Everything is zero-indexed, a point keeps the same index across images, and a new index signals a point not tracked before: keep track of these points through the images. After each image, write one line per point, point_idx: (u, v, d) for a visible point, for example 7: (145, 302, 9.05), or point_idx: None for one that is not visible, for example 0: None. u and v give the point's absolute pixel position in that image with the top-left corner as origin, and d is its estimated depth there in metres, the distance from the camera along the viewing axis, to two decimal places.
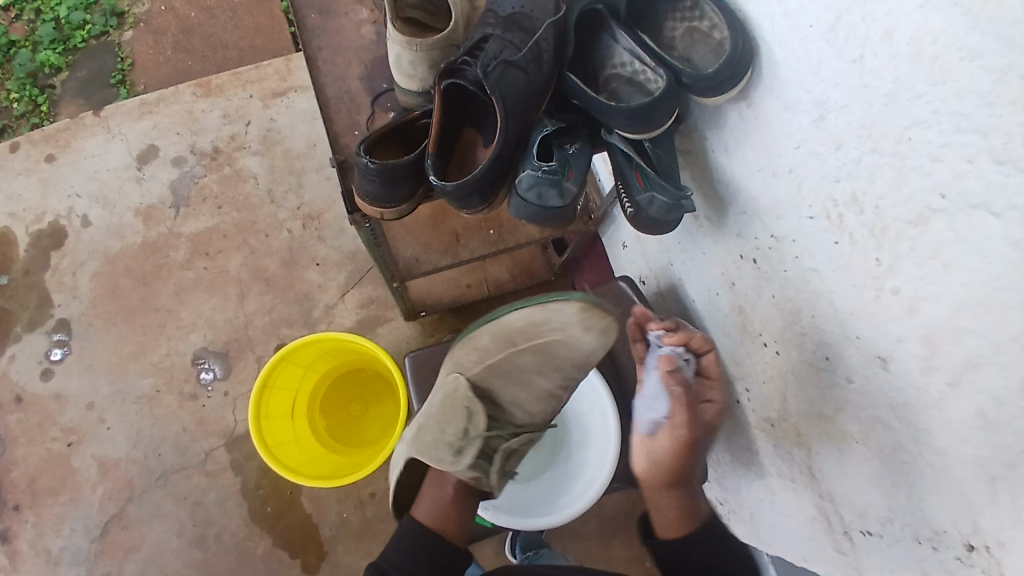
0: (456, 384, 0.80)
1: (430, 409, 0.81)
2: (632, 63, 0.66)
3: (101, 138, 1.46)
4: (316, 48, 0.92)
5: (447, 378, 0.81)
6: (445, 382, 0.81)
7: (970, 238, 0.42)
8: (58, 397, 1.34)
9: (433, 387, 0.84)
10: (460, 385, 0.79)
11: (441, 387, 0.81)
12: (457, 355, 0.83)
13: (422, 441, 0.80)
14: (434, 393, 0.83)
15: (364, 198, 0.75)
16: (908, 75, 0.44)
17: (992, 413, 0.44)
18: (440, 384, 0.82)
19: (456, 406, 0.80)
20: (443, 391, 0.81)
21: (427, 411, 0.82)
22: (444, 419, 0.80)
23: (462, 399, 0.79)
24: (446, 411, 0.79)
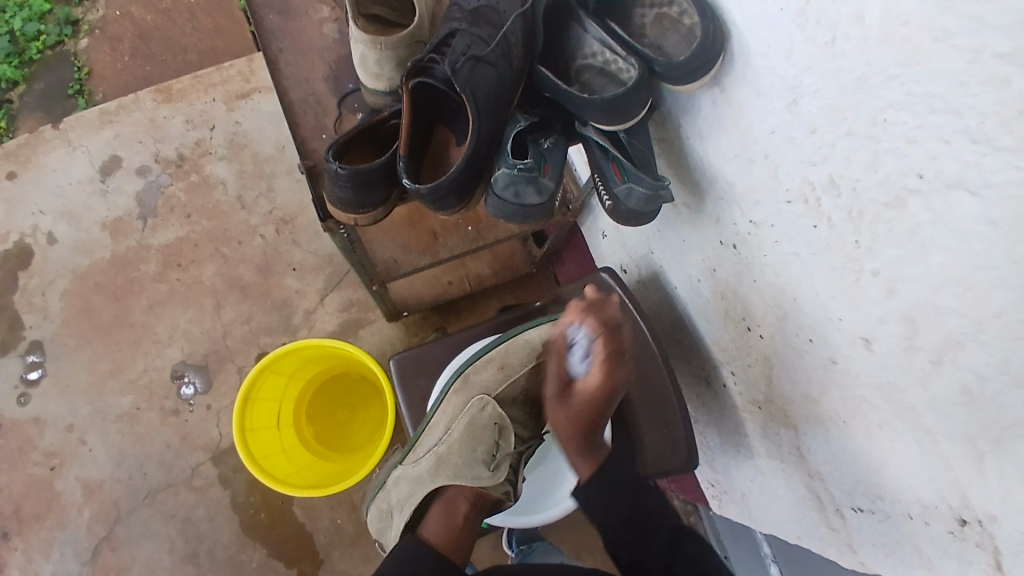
0: (484, 403, 0.81)
1: (453, 437, 0.79)
2: (603, 53, 0.65)
3: (63, 152, 1.42)
4: (277, 51, 0.90)
5: (471, 403, 0.81)
6: (467, 408, 0.81)
7: (948, 218, 0.42)
8: (37, 420, 1.30)
9: (444, 420, 0.82)
10: (489, 405, 0.81)
11: (463, 414, 0.81)
12: (472, 376, 0.82)
13: (452, 465, 0.77)
14: (453, 423, 0.81)
15: (336, 205, 0.74)
16: (878, 58, 0.44)
17: (976, 390, 0.44)
18: (458, 413, 0.81)
19: (483, 426, 0.80)
20: (467, 417, 0.80)
21: (450, 441, 0.79)
22: (473, 443, 0.79)
23: (489, 419, 0.81)
24: (474, 430, 0.79)
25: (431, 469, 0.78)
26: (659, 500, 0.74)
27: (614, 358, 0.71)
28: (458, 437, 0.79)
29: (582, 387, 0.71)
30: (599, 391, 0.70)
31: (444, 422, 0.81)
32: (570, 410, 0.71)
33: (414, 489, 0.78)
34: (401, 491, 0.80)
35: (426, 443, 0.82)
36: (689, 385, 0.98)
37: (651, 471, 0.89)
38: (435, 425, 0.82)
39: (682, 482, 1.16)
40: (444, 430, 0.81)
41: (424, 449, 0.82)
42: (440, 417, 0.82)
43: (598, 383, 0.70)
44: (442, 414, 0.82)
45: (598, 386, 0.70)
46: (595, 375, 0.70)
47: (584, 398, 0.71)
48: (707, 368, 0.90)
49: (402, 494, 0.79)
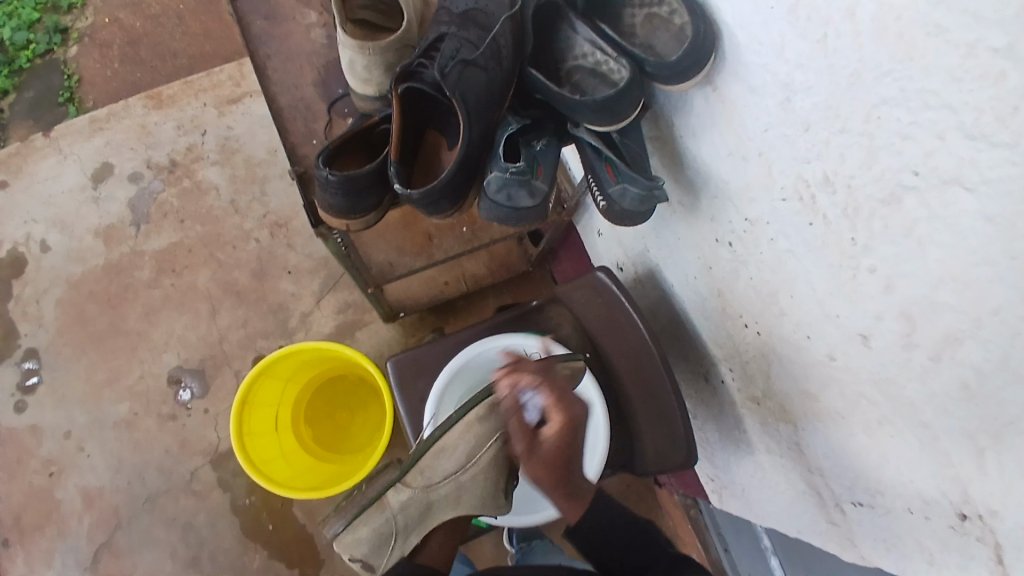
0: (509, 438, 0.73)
1: (480, 469, 0.73)
2: (594, 53, 0.65)
3: (54, 160, 1.40)
4: (265, 55, 0.89)
5: (502, 438, 0.72)
6: (496, 441, 0.72)
7: (944, 214, 0.42)
8: (34, 430, 1.30)
9: (466, 447, 0.72)
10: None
11: (492, 446, 0.72)
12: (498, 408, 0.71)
13: (477, 496, 0.75)
14: (478, 453, 0.72)
15: (328, 211, 0.73)
16: (872, 55, 0.43)
17: (975, 384, 0.44)
18: (484, 442, 0.72)
19: (506, 456, 0.74)
20: (495, 450, 0.73)
21: (475, 473, 0.73)
22: (496, 475, 0.75)
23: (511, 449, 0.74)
24: (501, 462, 0.74)
25: (452, 497, 0.74)
26: (649, 534, 0.76)
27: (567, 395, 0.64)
28: (483, 468, 0.73)
29: (553, 432, 0.62)
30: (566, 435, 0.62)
31: (467, 450, 0.72)
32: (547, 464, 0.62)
33: (428, 514, 0.74)
34: (408, 515, 0.72)
35: (439, 467, 0.73)
36: (687, 381, 0.98)
37: (651, 468, 0.90)
38: (453, 449, 0.72)
39: (682, 477, 1.17)
40: (466, 457, 0.72)
41: (437, 473, 0.73)
42: (461, 442, 0.72)
43: (563, 424, 0.62)
44: (462, 439, 0.72)
45: (564, 429, 0.62)
46: (556, 418, 0.62)
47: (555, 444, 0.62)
48: (705, 365, 0.90)
49: (411, 519, 0.72)
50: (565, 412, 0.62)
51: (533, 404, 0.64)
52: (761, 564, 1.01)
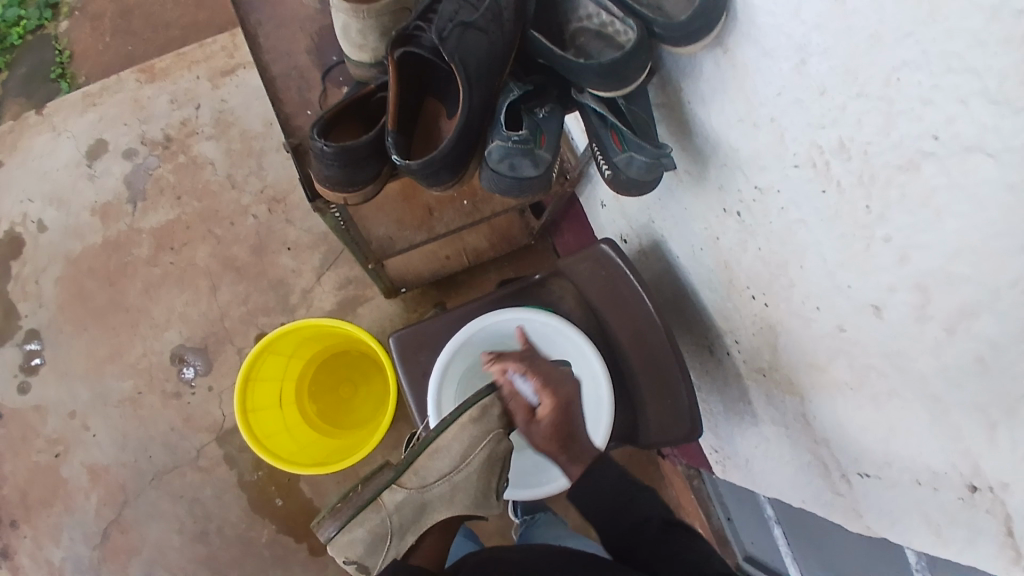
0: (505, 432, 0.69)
1: (476, 468, 0.67)
2: (599, 14, 0.62)
3: (46, 136, 1.38)
4: (257, 22, 0.86)
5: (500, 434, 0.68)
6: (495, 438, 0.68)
7: (964, 182, 0.40)
8: (38, 408, 1.30)
9: (463, 444, 0.67)
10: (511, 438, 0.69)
11: (490, 447, 0.68)
12: (491, 408, 0.68)
13: (472, 496, 0.69)
14: (474, 450, 0.67)
15: (324, 183, 0.71)
16: (892, 15, 0.41)
17: (989, 357, 0.43)
18: (480, 442, 0.67)
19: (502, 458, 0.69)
20: (492, 447, 0.68)
21: (470, 471, 0.67)
22: (492, 475, 0.69)
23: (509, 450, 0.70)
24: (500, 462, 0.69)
25: (447, 497, 0.68)
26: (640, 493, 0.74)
27: (554, 381, 0.69)
28: (483, 467, 0.68)
29: (546, 410, 0.67)
30: (557, 413, 0.67)
31: (463, 447, 0.67)
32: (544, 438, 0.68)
33: (423, 514, 0.67)
34: (403, 516, 0.65)
35: (434, 465, 0.67)
36: (691, 353, 0.98)
37: (655, 440, 0.89)
38: (449, 447, 0.67)
39: (685, 448, 1.17)
40: (462, 456, 0.67)
41: (432, 471, 0.67)
42: (457, 440, 0.67)
43: (554, 405, 0.68)
44: (458, 436, 0.67)
45: (557, 408, 0.68)
46: (545, 400, 0.67)
47: (550, 422, 0.68)
48: (710, 338, 0.89)
49: (406, 518, 0.65)
50: (552, 395, 0.68)
51: (526, 390, 0.68)
52: (763, 533, 1.02)
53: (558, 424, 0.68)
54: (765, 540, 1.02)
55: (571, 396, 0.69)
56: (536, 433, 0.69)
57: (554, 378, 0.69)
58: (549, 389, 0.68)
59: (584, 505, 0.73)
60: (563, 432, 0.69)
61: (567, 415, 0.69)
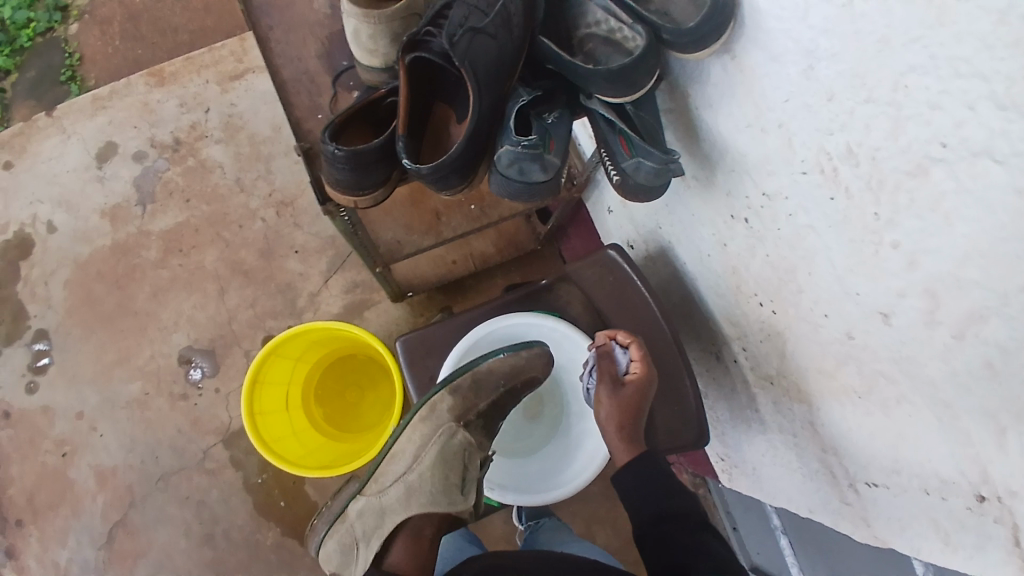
0: (455, 430, 0.80)
1: (425, 464, 0.78)
2: (608, 20, 0.63)
3: (57, 140, 1.39)
4: (267, 27, 0.87)
5: (443, 430, 0.79)
6: (435, 437, 0.79)
7: (973, 187, 0.40)
8: (46, 410, 1.31)
9: (412, 447, 0.80)
10: (460, 432, 0.79)
11: (432, 446, 0.79)
12: (439, 405, 0.80)
13: (428, 492, 0.76)
14: (424, 449, 0.79)
15: (335, 187, 0.72)
16: (901, 20, 0.41)
17: (999, 363, 0.43)
18: (428, 439, 0.79)
19: (450, 453, 0.79)
20: (438, 443, 0.79)
21: (422, 468, 0.78)
22: (444, 471, 0.78)
23: (455, 446, 0.79)
24: (445, 459, 0.78)
25: (402, 497, 0.77)
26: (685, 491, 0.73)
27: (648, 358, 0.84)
28: (429, 465, 0.78)
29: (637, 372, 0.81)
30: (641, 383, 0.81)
31: (412, 449, 0.79)
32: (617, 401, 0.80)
33: (382, 519, 0.76)
34: (365, 523, 0.78)
35: (390, 472, 0.80)
36: (698, 358, 0.98)
37: (662, 446, 0.88)
38: (401, 453, 0.80)
39: (692, 455, 1.17)
40: (412, 457, 0.79)
41: (388, 478, 0.80)
42: (406, 445, 0.80)
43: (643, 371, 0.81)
44: (409, 442, 0.80)
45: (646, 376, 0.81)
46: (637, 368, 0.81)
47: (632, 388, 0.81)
48: (717, 343, 0.89)
49: (367, 525, 0.77)
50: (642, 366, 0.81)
51: (623, 356, 0.83)
52: (770, 541, 1.02)
53: (639, 391, 0.81)
54: (772, 549, 1.02)
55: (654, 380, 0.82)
56: (620, 394, 0.81)
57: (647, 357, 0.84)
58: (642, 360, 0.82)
59: (626, 492, 0.75)
60: (637, 404, 0.80)
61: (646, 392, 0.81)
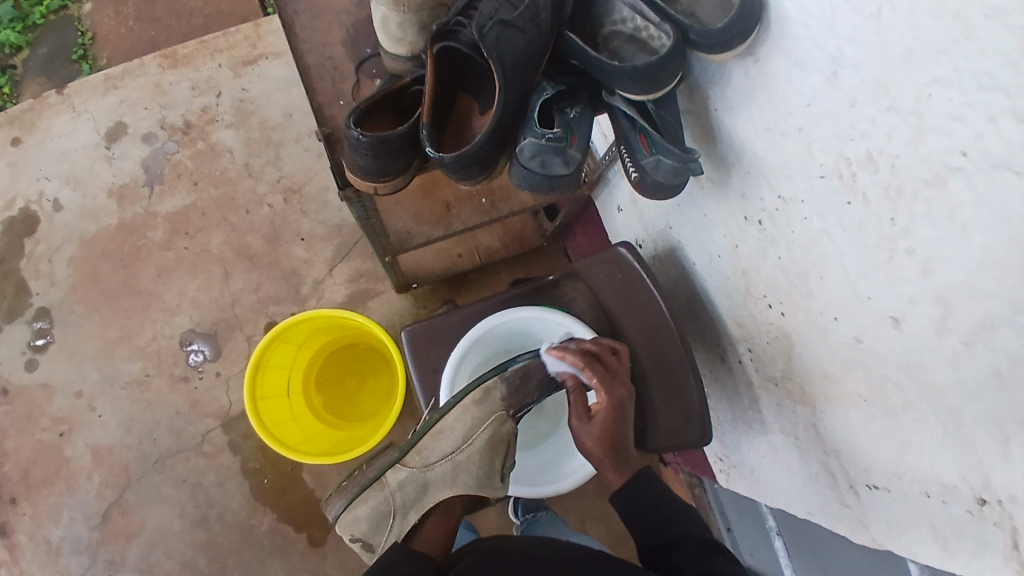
0: (504, 418, 0.79)
1: (475, 448, 0.77)
2: (633, 19, 0.63)
3: (67, 116, 1.39)
4: (294, 12, 0.87)
5: (496, 417, 0.78)
6: (487, 421, 0.78)
7: (991, 198, 0.41)
8: (45, 387, 1.31)
9: (462, 427, 0.77)
10: (510, 422, 0.79)
11: (482, 430, 0.77)
12: (492, 391, 0.78)
13: (475, 475, 0.76)
14: (474, 432, 0.77)
15: (357, 172, 0.73)
16: (928, 31, 0.42)
17: (1006, 371, 0.44)
18: (479, 423, 0.77)
19: (497, 441, 0.78)
20: (489, 429, 0.77)
21: (471, 451, 0.77)
22: (492, 455, 0.78)
23: (502, 435, 0.78)
24: (492, 445, 0.78)
25: (448, 475, 0.76)
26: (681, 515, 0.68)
27: (610, 378, 0.75)
28: (478, 449, 0.77)
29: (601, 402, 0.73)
30: (611, 410, 0.73)
31: (462, 430, 0.77)
32: (596, 434, 0.72)
33: (424, 494, 0.76)
34: (405, 494, 0.75)
35: (436, 447, 0.78)
36: (704, 360, 0.99)
37: (663, 445, 0.89)
38: (450, 430, 0.77)
39: (689, 456, 1.17)
40: (462, 437, 0.77)
41: (434, 453, 0.78)
42: (456, 423, 0.77)
43: (609, 401, 0.73)
44: (459, 420, 0.77)
45: (611, 405, 0.73)
46: (602, 397, 0.73)
47: (602, 419, 0.73)
48: (722, 345, 0.90)
49: (408, 497, 0.75)
50: (610, 393, 0.74)
51: (562, 366, 0.76)
52: (763, 542, 1.03)
53: (612, 422, 0.73)
54: (764, 550, 1.03)
55: (624, 399, 0.75)
56: (588, 429, 0.73)
57: (612, 374, 0.76)
58: (605, 387, 0.74)
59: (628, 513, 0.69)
60: (614, 432, 0.73)
61: (619, 417, 0.74)
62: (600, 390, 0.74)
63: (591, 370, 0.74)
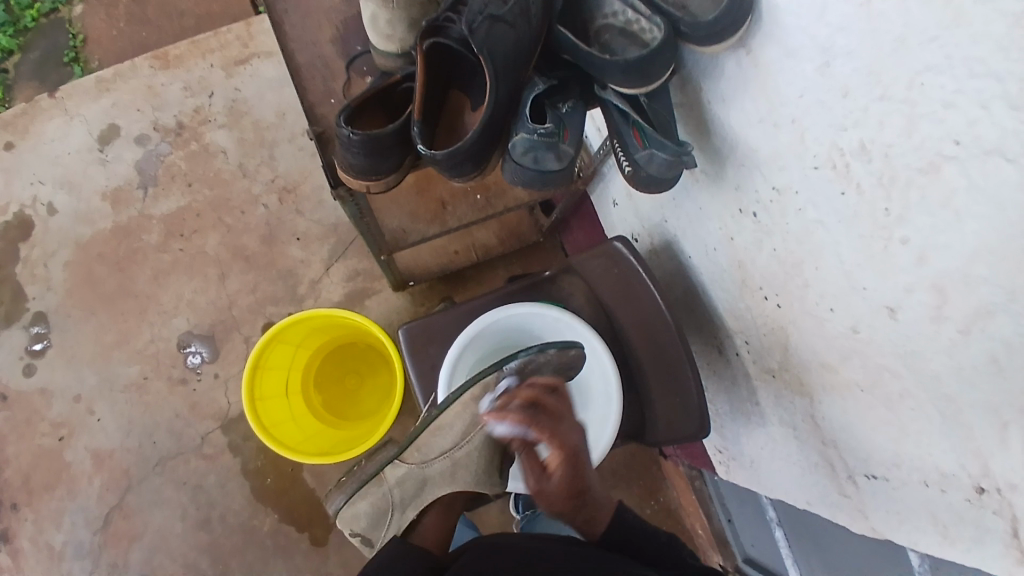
0: None
1: (474, 447, 0.75)
2: (625, 12, 0.63)
3: (59, 120, 1.39)
4: (282, 11, 0.86)
5: None
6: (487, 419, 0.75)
7: (985, 185, 0.41)
8: (43, 392, 1.30)
9: (461, 423, 0.75)
10: None
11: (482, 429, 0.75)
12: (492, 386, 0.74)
13: (473, 473, 0.76)
14: (474, 430, 0.75)
15: (348, 171, 0.72)
16: (919, 19, 0.42)
17: (1003, 358, 0.43)
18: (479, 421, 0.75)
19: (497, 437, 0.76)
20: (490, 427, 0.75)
21: (470, 449, 0.75)
22: (491, 453, 0.76)
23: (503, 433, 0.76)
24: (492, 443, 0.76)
25: (447, 473, 0.76)
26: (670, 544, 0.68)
27: (558, 427, 0.69)
28: (477, 448, 0.75)
29: (555, 460, 0.68)
30: (568, 464, 0.68)
31: (462, 427, 0.75)
32: (558, 490, 0.67)
33: (423, 490, 0.76)
34: (404, 490, 0.76)
35: (435, 443, 0.76)
36: (701, 352, 0.98)
37: (661, 438, 0.90)
38: (450, 427, 0.75)
39: (689, 449, 1.18)
40: (461, 434, 0.75)
41: (433, 450, 0.76)
42: (455, 420, 0.75)
43: (563, 456, 0.67)
44: (458, 417, 0.75)
45: (566, 459, 0.68)
46: (556, 454, 0.67)
47: (561, 474, 0.68)
48: (719, 337, 0.90)
49: (406, 493, 0.76)
50: (562, 445, 0.68)
51: (503, 428, 0.69)
52: (764, 533, 1.03)
53: (570, 474, 0.68)
54: (765, 541, 1.03)
55: (576, 446, 0.69)
56: (548, 487, 0.68)
57: (556, 421, 0.69)
58: (555, 440, 0.68)
59: (610, 555, 0.67)
60: (574, 484, 0.68)
61: (576, 466, 0.68)
62: (552, 446, 0.68)
63: (536, 428, 0.68)
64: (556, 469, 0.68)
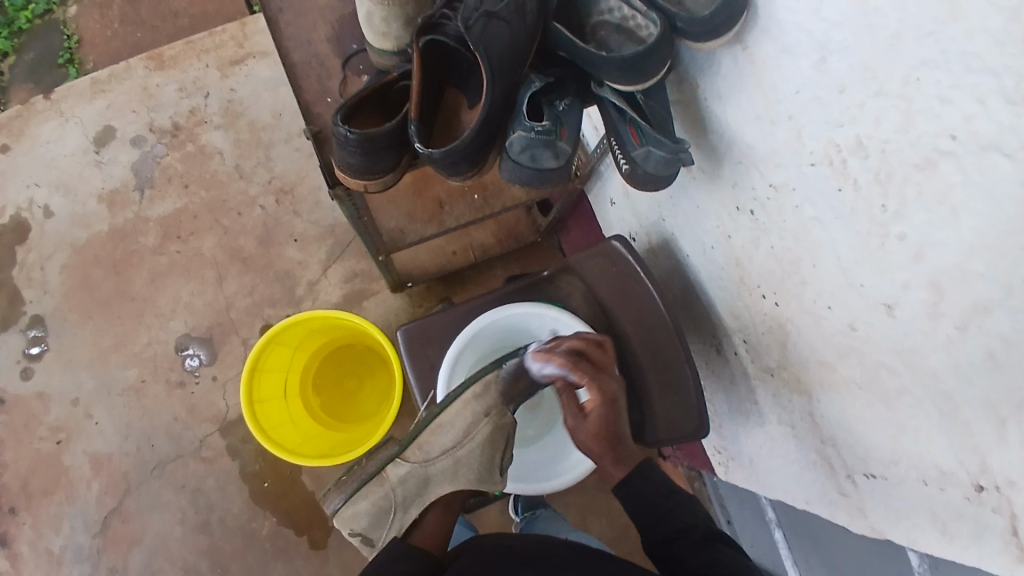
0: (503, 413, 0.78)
1: (475, 444, 0.76)
2: (620, 8, 0.63)
3: (55, 123, 1.38)
4: (277, 11, 0.86)
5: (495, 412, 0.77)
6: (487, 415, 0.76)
7: (982, 180, 0.41)
8: (41, 396, 1.30)
9: (462, 420, 0.76)
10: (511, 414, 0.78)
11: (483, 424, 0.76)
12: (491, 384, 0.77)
13: (475, 470, 0.76)
14: (475, 426, 0.76)
15: (345, 171, 0.72)
16: (914, 14, 0.42)
17: (1000, 354, 0.43)
18: (480, 418, 0.76)
19: (497, 435, 0.77)
20: (490, 423, 0.76)
21: (472, 446, 0.76)
22: (492, 450, 0.77)
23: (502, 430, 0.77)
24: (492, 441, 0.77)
25: (449, 471, 0.76)
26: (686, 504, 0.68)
27: (599, 374, 0.74)
28: (479, 444, 0.76)
29: (592, 403, 0.72)
30: (605, 408, 0.72)
31: (463, 424, 0.76)
32: (593, 431, 0.71)
33: (425, 489, 0.75)
34: (406, 488, 0.74)
35: (436, 441, 0.76)
36: (700, 351, 0.98)
37: (662, 437, 0.89)
38: (451, 424, 0.76)
39: (688, 448, 1.17)
40: (462, 431, 0.76)
41: (434, 448, 0.76)
42: (457, 416, 0.76)
43: (600, 400, 0.72)
44: (459, 414, 0.76)
45: (603, 403, 0.72)
46: (594, 395, 0.72)
47: (597, 415, 0.71)
48: (718, 336, 0.90)
49: (409, 491, 0.74)
50: (602, 390, 0.72)
51: (547, 369, 0.74)
52: (764, 533, 1.03)
53: (606, 419, 0.72)
54: (765, 540, 1.03)
55: (616, 394, 0.73)
56: (583, 428, 0.72)
57: (599, 369, 0.74)
58: (597, 384, 0.72)
59: (629, 503, 0.70)
60: (611, 428, 0.72)
61: (613, 412, 0.72)
62: (591, 388, 0.72)
63: (579, 371, 0.72)
64: (592, 411, 0.71)
